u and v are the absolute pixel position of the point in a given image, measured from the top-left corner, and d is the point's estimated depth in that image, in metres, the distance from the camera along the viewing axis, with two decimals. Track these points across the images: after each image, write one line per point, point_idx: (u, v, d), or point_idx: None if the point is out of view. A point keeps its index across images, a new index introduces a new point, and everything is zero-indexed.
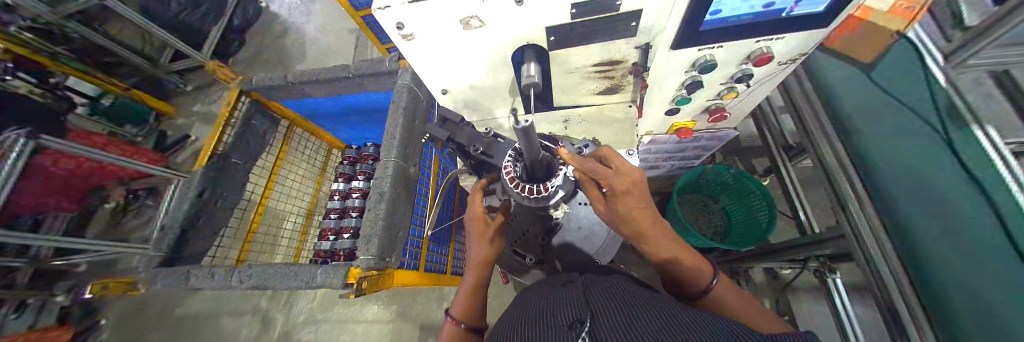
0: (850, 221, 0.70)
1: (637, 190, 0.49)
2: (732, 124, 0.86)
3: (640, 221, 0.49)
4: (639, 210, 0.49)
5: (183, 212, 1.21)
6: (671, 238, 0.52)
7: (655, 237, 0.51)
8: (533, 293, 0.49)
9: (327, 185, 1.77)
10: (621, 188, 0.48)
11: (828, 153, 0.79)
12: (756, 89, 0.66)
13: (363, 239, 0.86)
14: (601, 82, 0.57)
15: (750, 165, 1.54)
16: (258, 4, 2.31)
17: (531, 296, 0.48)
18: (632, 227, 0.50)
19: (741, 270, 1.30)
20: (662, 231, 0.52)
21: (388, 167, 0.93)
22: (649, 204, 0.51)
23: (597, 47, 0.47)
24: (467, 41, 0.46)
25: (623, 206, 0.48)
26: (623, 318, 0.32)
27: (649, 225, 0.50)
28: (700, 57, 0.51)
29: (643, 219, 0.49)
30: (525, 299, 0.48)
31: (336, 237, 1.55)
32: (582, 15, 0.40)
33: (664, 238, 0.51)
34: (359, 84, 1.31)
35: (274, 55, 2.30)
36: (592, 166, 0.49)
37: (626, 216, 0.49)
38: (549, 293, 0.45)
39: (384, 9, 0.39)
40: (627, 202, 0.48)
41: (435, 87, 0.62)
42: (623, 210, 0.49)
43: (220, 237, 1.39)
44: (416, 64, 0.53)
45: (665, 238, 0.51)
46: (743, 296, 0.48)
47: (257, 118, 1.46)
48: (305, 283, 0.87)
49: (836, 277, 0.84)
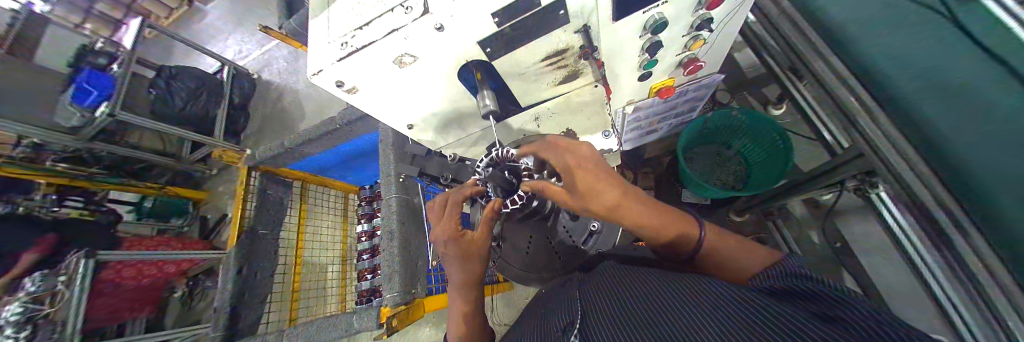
0: (864, 138, 0.67)
1: (593, 168, 0.44)
2: (715, 68, 0.83)
3: (603, 197, 0.43)
4: (600, 184, 0.43)
5: (230, 291, 1.31)
6: (655, 206, 0.46)
7: (633, 212, 0.44)
8: (536, 311, 0.51)
9: (353, 227, 1.81)
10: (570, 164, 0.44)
11: (824, 70, 0.74)
12: (724, 29, 0.62)
13: (385, 277, 0.90)
14: (557, 72, 0.56)
15: (761, 96, 1.43)
16: (249, 77, 2.43)
17: (535, 314, 0.50)
18: (599, 202, 0.44)
19: (776, 209, 1.22)
20: (637, 197, 0.45)
21: (392, 205, 0.96)
22: (609, 173, 0.45)
23: (538, 42, 0.46)
24: (409, 77, 0.47)
25: (583, 186, 0.43)
26: (615, 318, 0.35)
27: (619, 198, 0.43)
28: (649, 19, 0.48)
29: (607, 191, 0.43)
30: (530, 317, 0.50)
31: (372, 275, 1.59)
32: (504, 21, 0.39)
33: (651, 211, 0.45)
34: (351, 130, 1.33)
35: (276, 121, 2.41)
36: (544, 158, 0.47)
37: (589, 194, 0.43)
38: (548, 307, 0.48)
39: (318, 73, 0.43)
40: (583, 178, 0.43)
41: (400, 124, 0.64)
42: (584, 190, 0.43)
43: (268, 303, 1.48)
44: (373, 110, 0.56)
45: (650, 208, 0.45)
46: (738, 245, 0.47)
47: (272, 187, 1.55)
48: (345, 331, 0.94)
49: (881, 191, 0.73)
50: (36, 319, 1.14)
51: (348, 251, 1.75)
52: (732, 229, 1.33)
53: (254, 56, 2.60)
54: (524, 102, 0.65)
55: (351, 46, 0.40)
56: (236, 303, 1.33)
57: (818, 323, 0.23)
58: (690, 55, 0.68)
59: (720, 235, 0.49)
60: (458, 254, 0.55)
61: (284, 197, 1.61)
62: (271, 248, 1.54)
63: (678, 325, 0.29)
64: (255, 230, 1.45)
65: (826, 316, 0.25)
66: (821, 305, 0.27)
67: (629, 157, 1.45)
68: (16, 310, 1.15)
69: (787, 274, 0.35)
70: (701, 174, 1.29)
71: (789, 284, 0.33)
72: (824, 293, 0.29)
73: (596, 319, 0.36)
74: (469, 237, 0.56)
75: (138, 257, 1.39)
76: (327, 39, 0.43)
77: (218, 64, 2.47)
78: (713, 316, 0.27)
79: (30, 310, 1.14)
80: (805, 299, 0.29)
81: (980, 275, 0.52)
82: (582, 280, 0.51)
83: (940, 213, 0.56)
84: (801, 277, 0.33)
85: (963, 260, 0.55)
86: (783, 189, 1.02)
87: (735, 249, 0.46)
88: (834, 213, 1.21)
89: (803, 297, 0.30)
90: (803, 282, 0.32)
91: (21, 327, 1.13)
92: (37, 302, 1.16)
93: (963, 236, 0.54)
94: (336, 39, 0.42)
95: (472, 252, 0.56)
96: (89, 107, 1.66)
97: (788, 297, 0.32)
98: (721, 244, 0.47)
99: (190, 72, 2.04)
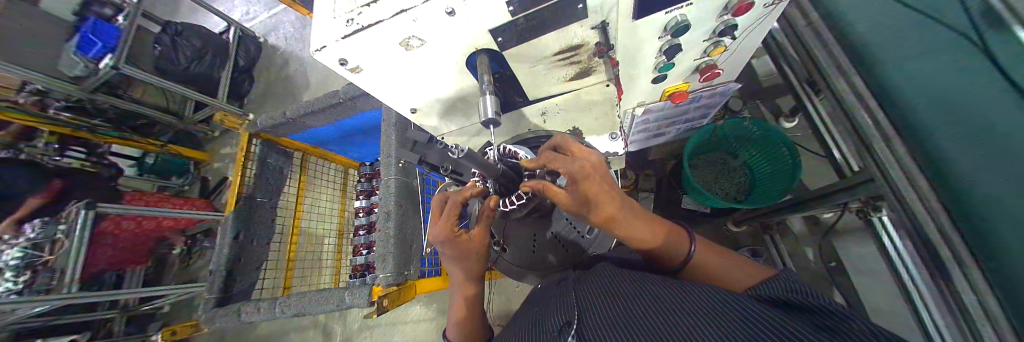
0: (876, 162, 0.66)
1: (597, 176, 0.43)
2: (732, 76, 0.81)
3: (602, 206, 0.43)
4: (602, 195, 0.42)
5: (226, 255, 1.32)
6: (648, 220, 0.46)
7: (631, 223, 0.44)
8: (535, 306, 0.52)
9: (352, 203, 1.82)
10: (577, 172, 0.42)
11: (844, 88, 0.72)
12: (748, 37, 0.60)
13: (379, 256, 0.91)
14: (569, 68, 0.54)
15: (775, 108, 1.40)
16: (256, 40, 2.37)
17: (533, 310, 0.50)
18: (598, 213, 0.43)
19: (775, 224, 1.21)
20: (631, 208, 0.45)
21: (391, 186, 0.95)
22: (613, 183, 0.45)
23: (552, 36, 0.44)
24: (415, 60, 0.45)
25: (584, 194, 0.42)
26: (612, 322, 0.34)
27: (618, 209, 0.43)
28: (671, 20, 0.46)
29: (607, 203, 0.43)
30: (528, 313, 0.51)
31: (367, 251, 1.60)
32: (519, 10, 0.37)
33: (642, 222, 0.45)
34: (355, 105, 1.31)
35: (280, 88, 2.38)
36: (547, 160, 0.46)
37: (590, 204, 0.43)
38: (546, 304, 0.48)
39: (321, 49, 0.41)
40: (587, 187, 0.42)
41: (403, 107, 0.63)
42: (584, 198, 0.43)
43: (263, 271, 1.50)
44: (376, 91, 0.55)
45: (643, 222, 0.45)
46: (725, 256, 0.48)
47: (272, 155, 1.54)
48: (337, 306, 0.95)
49: (883, 216, 0.71)
50: (36, 266, 1.20)
51: (345, 226, 1.76)
52: (729, 239, 1.32)
53: (261, 19, 2.54)
54: (533, 94, 0.64)
55: (357, 24, 0.38)
56: (233, 266, 1.35)
57: (824, 336, 0.22)
58: (707, 61, 0.66)
59: (708, 246, 0.50)
60: (455, 254, 0.55)
61: (285, 167, 1.62)
62: (268, 217, 1.53)
63: (678, 332, 0.28)
64: (253, 197, 1.45)
65: (830, 329, 0.24)
66: (824, 319, 0.26)
67: (632, 158, 1.44)
68: (16, 254, 1.21)
69: (791, 289, 0.34)
70: (703, 182, 1.28)
71: (794, 298, 0.32)
72: (829, 308, 0.28)
73: (597, 318, 0.36)
74: (466, 239, 0.54)
75: (138, 213, 1.41)
76: (332, 14, 0.42)
77: (224, 25, 2.42)
78: (713, 327, 0.26)
79: (30, 255, 1.21)
80: (813, 314, 0.28)
81: (975, 311, 0.52)
82: (577, 280, 0.51)
83: (943, 244, 0.55)
84: (809, 294, 0.32)
85: (960, 294, 0.54)
86: (785, 205, 1.01)
87: (724, 262, 0.47)
88: (834, 233, 1.20)
89: (804, 310, 0.29)
90: (807, 296, 0.31)
91: (22, 271, 1.19)
92: (37, 249, 1.23)
93: (962, 271, 0.53)
94: (342, 14, 0.40)
95: (467, 255, 0.55)
96: (93, 59, 1.63)
97: (788, 306, 0.31)
98: (711, 256, 0.48)
99: (195, 30, 2.00)
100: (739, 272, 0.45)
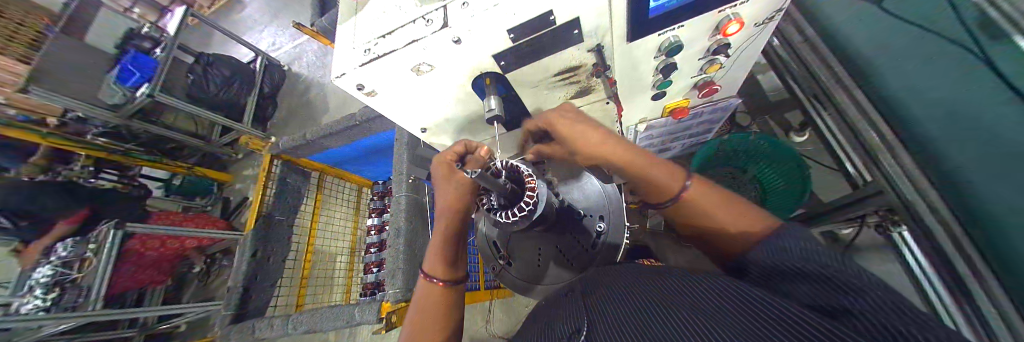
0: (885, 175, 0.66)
1: (573, 117, 0.54)
2: (730, 93, 0.83)
3: (578, 136, 0.53)
4: (575, 125, 0.53)
5: (243, 272, 1.38)
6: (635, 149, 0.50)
7: (611, 155, 0.51)
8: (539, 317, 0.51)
9: (364, 221, 1.84)
10: (551, 116, 0.56)
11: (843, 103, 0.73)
12: (742, 54, 0.62)
13: (389, 272, 0.93)
14: (569, 87, 0.57)
15: (784, 122, 1.37)
16: (281, 68, 2.55)
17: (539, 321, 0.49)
18: (581, 139, 0.52)
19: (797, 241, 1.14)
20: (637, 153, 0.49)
21: (401, 202, 0.98)
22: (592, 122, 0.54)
23: (551, 59, 0.47)
24: (426, 84, 0.49)
25: (561, 129, 0.54)
26: (617, 327, 0.33)
27: (600, 139, 0.51)
28: (665, 41, 0.49)
29: (581, 133, 0.53)
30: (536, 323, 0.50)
31: (377, 268, 1.60)
32: (519, 37, 0.40)
33: (649, 163, 0.48)
34: (369, 127, 1.38)
35: (300, 112, 2.52)
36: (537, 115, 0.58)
37: (570, 132, 0.53)
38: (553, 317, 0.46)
39: (342, 75, 0.45)
40: (559, 122, 0.55)
41: (414, 127, 0.67)
42: (562, 131, 0.55)
43: (278, 287, 1.53)
44: (388, 112, 0.59)
45: (627, 150, 0.50)
46: (726, 199, 0.43)
47: (291, 176, 1.62)
48: (346, 323, 0.95)
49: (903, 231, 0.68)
50: (64, 283, 1.25)
51: (358, 244, 1.78)
52: None
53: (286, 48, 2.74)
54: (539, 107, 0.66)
55: (375, 53, 0.43)
56: (248, 283, 1.38)
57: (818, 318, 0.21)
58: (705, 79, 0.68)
59: (719, 193, 0.44)
60: (442, 177, 0.63)
61: (302, 185, 1.69)
62: (286, 233, 1.59)
63: (683, 333, 0.27)
64: (271, 214, 1.51)
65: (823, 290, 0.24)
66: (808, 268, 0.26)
67: None
68: (46, 273, 1.25)
69: (785, 247, 0.30)
70: None
71: (774, 257, 0.30)
72: (808, 251, 0.28)
73: (604, 324, 0.35)
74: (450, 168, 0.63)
75: (163, 232, 1.47)
76: (352, 45, 0.46)
77: (252, 55, 2.62)
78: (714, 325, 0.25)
79: (59, 273, 1.25)
80: (812, 283, 0.25)
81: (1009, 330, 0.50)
82: (584, 287, 0.50)
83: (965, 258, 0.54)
84: (805, 253, 0.28)
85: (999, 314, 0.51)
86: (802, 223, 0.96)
87: (727, 205, 0.42)
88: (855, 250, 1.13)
89: (785, 253, 0.30)
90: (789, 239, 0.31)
91: (51, 289, 1.22)
92: (66, 267, 1.27)
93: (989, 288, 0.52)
94: (361, 45, 0.45)
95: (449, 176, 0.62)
96: (130, 88, 1.79)
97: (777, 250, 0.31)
98: (709, 195, 0.44)
99: (227, 61, 2.18)
100: (734, 211, 0.41)
